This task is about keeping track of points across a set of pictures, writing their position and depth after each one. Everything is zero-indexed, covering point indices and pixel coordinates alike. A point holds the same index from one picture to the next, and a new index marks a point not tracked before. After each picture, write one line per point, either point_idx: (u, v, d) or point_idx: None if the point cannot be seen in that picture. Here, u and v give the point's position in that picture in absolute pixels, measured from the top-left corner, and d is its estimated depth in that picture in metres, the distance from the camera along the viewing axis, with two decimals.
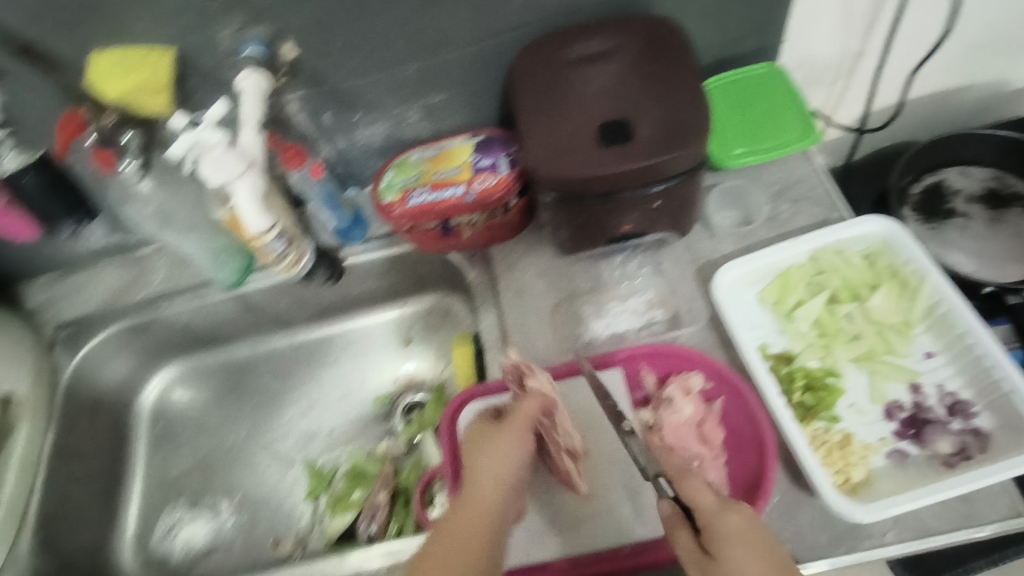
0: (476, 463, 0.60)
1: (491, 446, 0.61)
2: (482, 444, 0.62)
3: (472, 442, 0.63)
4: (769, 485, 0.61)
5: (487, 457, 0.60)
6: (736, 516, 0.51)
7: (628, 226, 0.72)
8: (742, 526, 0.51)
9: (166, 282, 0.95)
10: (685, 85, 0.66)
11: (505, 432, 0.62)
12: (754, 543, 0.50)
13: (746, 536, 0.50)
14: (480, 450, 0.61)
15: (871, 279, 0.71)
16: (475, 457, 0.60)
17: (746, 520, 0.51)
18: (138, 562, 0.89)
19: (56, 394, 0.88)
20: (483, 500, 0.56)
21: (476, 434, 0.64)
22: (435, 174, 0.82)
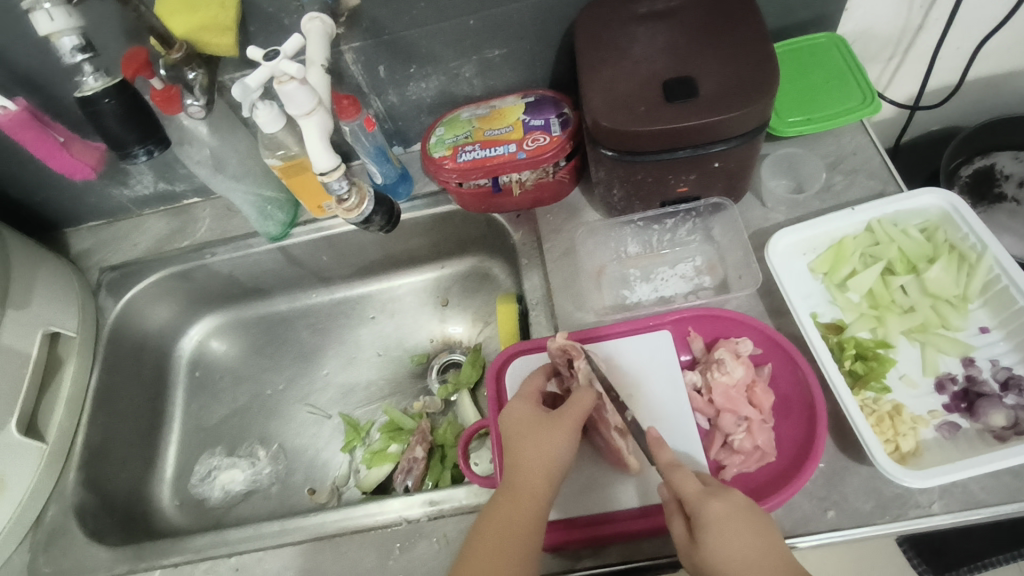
0: (523, 457, 0.58)
1: (538, 440, 0.59)
2: (530, 434, 0.60)
3: (517, 429, 0.61)
4: (820, 447, 0.61)
5: (535, 452, 0.58)
6: (716, 502, 0.55)
7: (683, 188, 0.72)
8: (723, 514, 0.54)
9: (212, 230, 0.97)
10: (753, 43, 0.65)
11: (554, 427, 0.59)
12: (731, 529, 0.53)
13: (726, 523, 0.54)
14: (526, 442, 0.59)
15: (928, 251, 0.70)
16: (524, 451, 0.59)
17: (725, 507, 0.54)
18: (175, 504, 0.91)
19: (101, 335, 0.91)
20: (532, 495, 0.57)
21: (520, 419, 0.61)
22: (486, 132, 0.82)
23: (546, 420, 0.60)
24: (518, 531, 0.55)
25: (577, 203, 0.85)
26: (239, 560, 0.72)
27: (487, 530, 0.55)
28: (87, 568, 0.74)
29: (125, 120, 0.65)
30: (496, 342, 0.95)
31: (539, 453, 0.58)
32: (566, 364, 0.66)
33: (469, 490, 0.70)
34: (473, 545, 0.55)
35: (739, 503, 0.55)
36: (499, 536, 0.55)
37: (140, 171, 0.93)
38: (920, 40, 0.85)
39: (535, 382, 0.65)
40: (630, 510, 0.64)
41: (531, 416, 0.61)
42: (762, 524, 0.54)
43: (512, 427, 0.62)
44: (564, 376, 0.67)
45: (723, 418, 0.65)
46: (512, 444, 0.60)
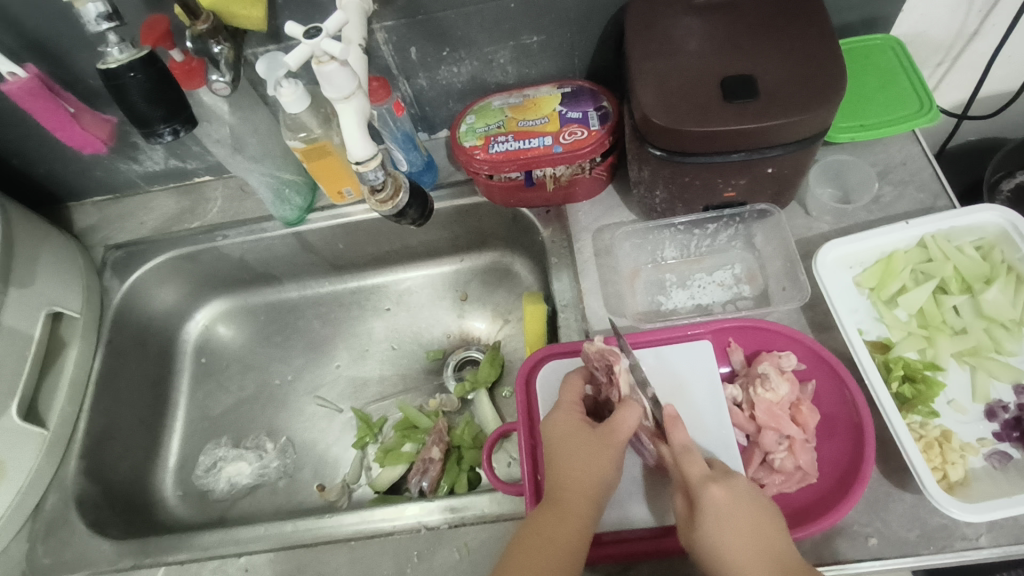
0: (568, 474, 0.56)
1: (584, 457, 0.56)
2: (575, 450, 0.57)
3: (561, 445, 0.58)
4: (867, 470, 0.59)
5: (580, 468, 0.56)
6: (716, 489, 0.54)
7: (730, 193, 0.69)
8: (725, 500, 0.53)
9: (224, 212, 0.93)
10: (818, 44, 0.61)
11: (600, 443, 0.57)
12: (729, 515, 0.53)
13: (728, 510, 0.53)
14: (572, 461, 0.56)
15: (984, 271, 0.67)
16: (569, 472, 0.56)
17: (726, 493, 0.54)
18: (178, 495, 0.87)
19: (105, 317, 0.87)
20: (575, 518, 0.54)
21: (564, 433, 0.58)
22: (519, 122, 0.78)
23: (592, 436, 0.57)
24: (559, 549, 0.52)
25: (610, 202, 0.82)
26: (248, 560, 0.69)
27: (526, 548, 0.52)
28: (89, 561, 0.71)
29: (151, 96, 0.61)
30: (516, 341, 0.92)
31: (585, 471, 0.56)
32: (603, 369, 0.62)
33: (492, 498, 0.68)
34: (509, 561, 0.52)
35: (741, 492, 0.54)
36: (539, 552, 0.52)
37: (151, 147, 0.88)
38: (976, 48, 0.82)
39: (576, 387, 0.63)
40: (652, 529, 0.61)
41: (575, 430, 0.58)
42: (764, 518, 0.53)
43: (553, 442, 0.59)
44: (601, 382, 0.63)
45: (764, 436, 0.62)
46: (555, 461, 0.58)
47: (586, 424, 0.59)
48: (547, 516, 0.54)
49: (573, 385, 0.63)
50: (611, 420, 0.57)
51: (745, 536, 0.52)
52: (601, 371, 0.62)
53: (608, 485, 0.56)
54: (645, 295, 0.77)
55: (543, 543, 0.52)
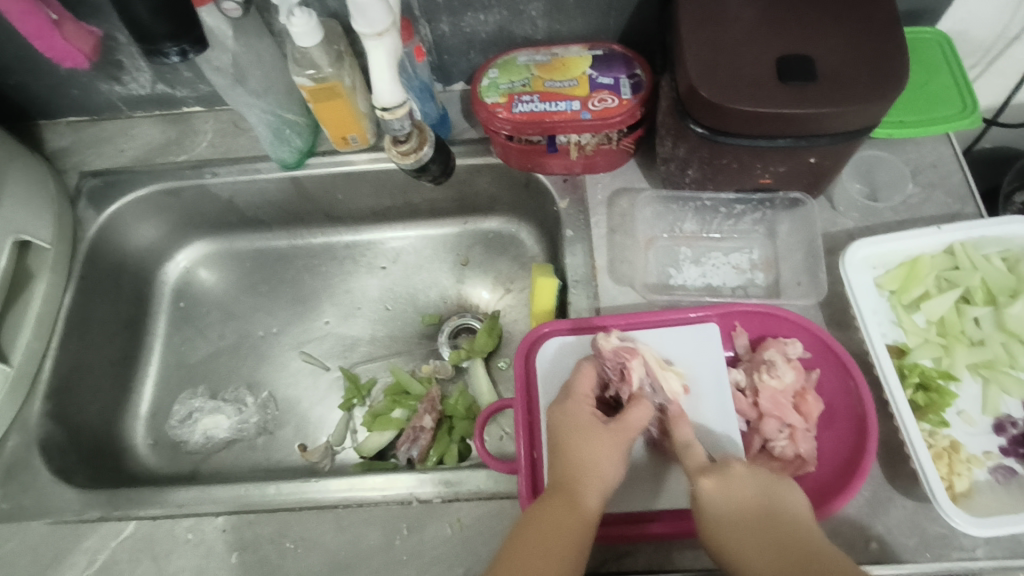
0: (575, 467, 0.53)
1: (594, 450, 0.54)
2: (586, 436, 0.55)
3: (569, 438, 0.55)
4: (867, 463, 0.58)
5: (591, 462, 0.53)
6: (707, 480, 0.52)
7: (766, 179, 0.66)
8: (715, 490, 0.51)
9: (214, 147, 0.86)
10: (884, 32, 0.58)
11: (613, 439, 0.55)
12: (725, 508, 0.51)
13: (723, 503, 0.51)
14: (581, 454, 0.54)
15: (1011, 285, 0.66)
16: (576, 464, 0.54)
17: (718, 483, 0.52)
18: (149, 444, 0.83)
19: (77, 251, 0.80)
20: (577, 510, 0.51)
21: (575, 417, 0.57)
22: (546, 82, 0.73)
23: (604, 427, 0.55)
24: (570, 531, 0.50)
25: (632, 176, 0.78)
26: (226, 520, 0.65)
27: (534, 528, 0.50)
28: (52, 509, 0.67)
29: (157, 8, 0.54)
30: (517, 313, 0.88)
31: (596, 465, 0.53)
32: (617, 370, 0.61)
33: (489, 475, 0.65)
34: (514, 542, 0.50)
35: (733, 479, 0.52)
36: (547, 532, 0.50)
37: (138, 68, 0.81)
38: (1018, 53, 0.79)
39: (587, 377, 0.60)
40: (661, 513, 0.59)
41: (588, 418, 0.56)
42: (763, 516, 0.50)
43: (560, 433, 0.56)
44: (610, 381, 0.61)
45: (766, 423, 0.61)
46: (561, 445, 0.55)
47: (596, 418, 0.57)
48: (547, 507, 0.52)
49: (585, 377, 0.60)
50: (625, 417, 0.56)
51: (747, 529, 0.49)
52: (614, 372, 0.61)
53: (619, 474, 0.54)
54: (656, 263, 0.76)
55: (550, 522, 0.50)
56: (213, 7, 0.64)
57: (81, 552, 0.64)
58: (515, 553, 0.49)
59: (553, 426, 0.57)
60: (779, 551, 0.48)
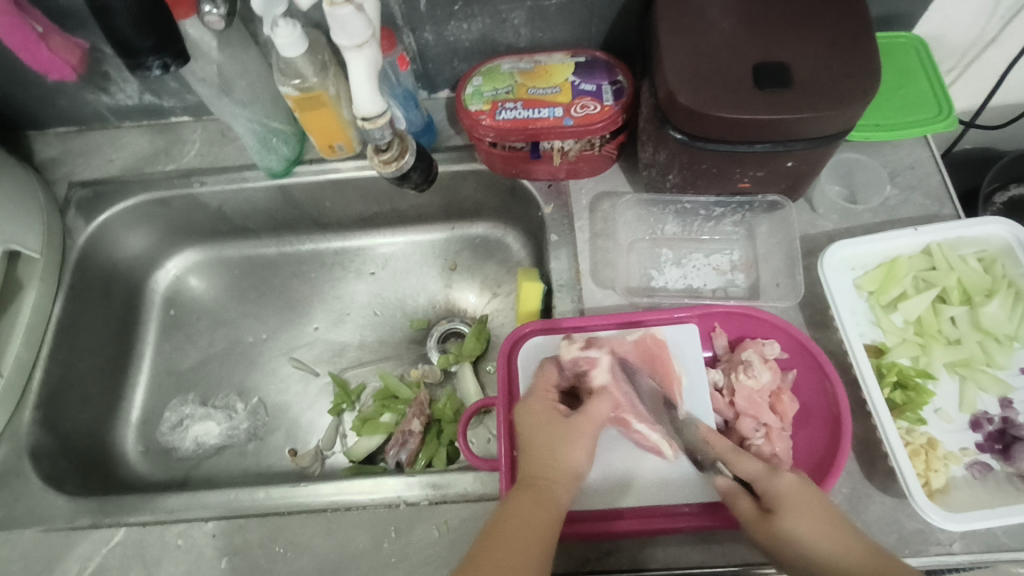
0: (540, 463, 0.54)
1: (556, 446, 0.55)
2: (563, 433, 0.55)
3: (531, 433, 0.56)
4: (841, 461, 0.59)
5: (554, 457, 0.54)
6: (790, 476, 0.53)
7: (745, 183, 0.67)
8: (796, 485, 0.53)
9: (203, 157, 0.87)
10: (858, 37, 0.59)
11: (575, 432, 0.56)
12: (809, 501, 0.51)
13: (803, 494, 0.52)
14: (543, 449, 0.55)
15: (987, 284, 0.67)
16: (538, 457, 0.54)
17: (799, 479, 0.53)
18: (140, 451, 0.84)
19: (66, 260, 0.81)
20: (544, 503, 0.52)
21: (548, 414, 0.57)
22: (530, 89, 0.74)
23: (578, 418, 0.56)
24: (544, 525, 0.51)
25: (616, 181, 0.79)
26: (216, 526, 0.66)
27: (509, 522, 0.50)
28: (43, 517, 0.68)
29: (139, 23, 0.55)
30: (504, 316, 0.89)
31: (557, 459, 0.54)
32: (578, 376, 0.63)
33: (476, 477, 0.66)
34: (489, 533, 0.50)
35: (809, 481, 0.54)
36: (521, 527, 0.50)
37: (124, 79, 0.81)
38: (991, 55, 0.81)
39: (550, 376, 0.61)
40: (640, 510, 0.61)
41: (560, 415, 0.57)
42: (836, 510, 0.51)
43: (525, 429, 0.57)
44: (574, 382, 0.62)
45: (742, 423, 0.62)
46: (535, 441, 0.56)
47: (559, 412, 0.57)
48: (514, 500, 0.52)
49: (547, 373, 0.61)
50: (588, 408, 0.57)
51: (831, 526, 0.50)
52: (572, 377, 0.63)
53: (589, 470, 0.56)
54: (638, 266, 0.77)
55: (526, 517, 0.51)
56: (197, 20, 0.65)
57: (73, 559, 0.65)
58: (494, 541, 0.49)
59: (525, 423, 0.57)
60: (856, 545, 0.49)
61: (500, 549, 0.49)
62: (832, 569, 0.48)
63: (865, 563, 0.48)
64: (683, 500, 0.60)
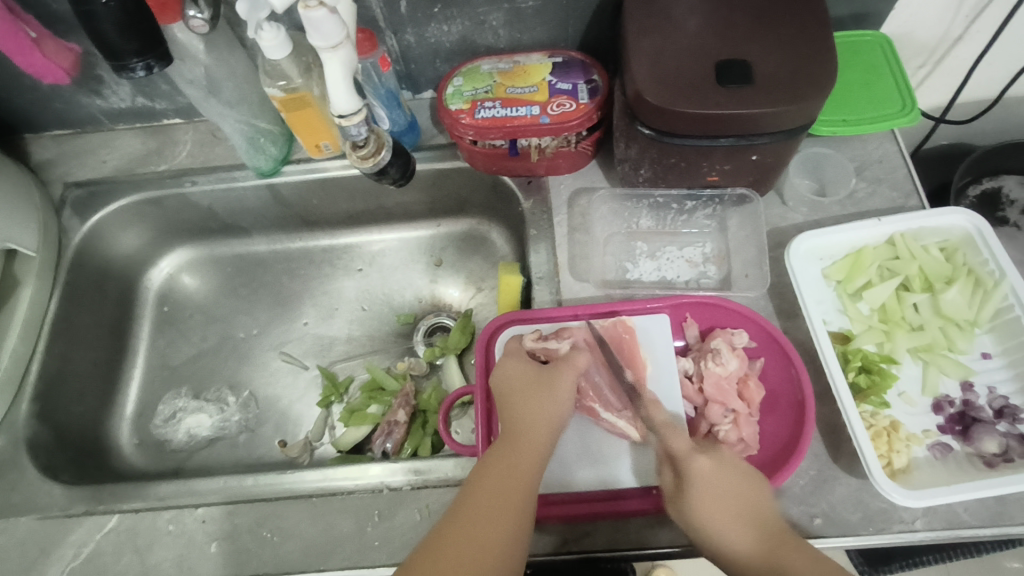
0: (522, 418, 0.58)
1: (535, 403, 0.59)
2: (539, 381, 0.60)
3: (513, 389, 0.60)
4: (804, 444, 0.62)
5: (535, 411, 0.58)
6: (704, 459, 0.55)
7: (714, 176, 0.69)
8: (709, 467, 0.55)
9: (193, 157, 0.89)
10: (817, 35, 0.62)
11: (555, 386, 0.60)
12: (719, 484, 0.53)
13: (715, 474, 0.54)
14: (524, 403, 0.59)
15: (947, 272, 0.70)
16: (521, 410, 0.58)
17: (714, 462, 0.55)
18: (134, 444, 0.86)
19: (62, 258, 0.83)
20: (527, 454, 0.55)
21: (521, 369, 0.62)
22: (507, 88, 0.77)
23: (549, 368, 0.62)
24: (531, 463, 0.55)
25: (593, 177, 0.82)
26: (206, 512, 0.68)
27: (499, 462, 0.54)
28: (39, 505, 0.70)
29: (124, 26, 0.58)
30: (488, 310, 0.91)
31: (539, 413, 0.58)
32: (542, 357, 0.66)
33: (457, 463, 0.68)
34: (478, 476, 0.54)
35: (730, 461, 0.55)
36: (509, 465, 0.54)
37: (117, 82, 0.84)
38: (956, 53, 0.83)
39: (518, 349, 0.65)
40: (617, 492, 0.63)
41: (532, 368, 0.62)
42: (749, 491, 0.53)
43: (506, 389, 0.61)
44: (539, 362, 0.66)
45: (710, 408, 0.65)
46: (516, 392, 0.60)
47: (535, 371, 0.61)
48: (498, 454, 0.55)
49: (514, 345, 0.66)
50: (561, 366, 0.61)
51: (733, 506, 0.52)
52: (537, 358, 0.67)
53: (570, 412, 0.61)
54: (614, 259, 0.79)
55: (513, 458, 0.55)
56: (181, 24, 0.67)
57: (67, 546, 0.67)
58: (476, 496, 0.52)
59: (501, 380, 0.62)
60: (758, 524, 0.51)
61: (485, 497, 0.52)
62: (725, 548, 0.50)
63: (756, 546, 0.50)
64: (654, 483, 0.63)
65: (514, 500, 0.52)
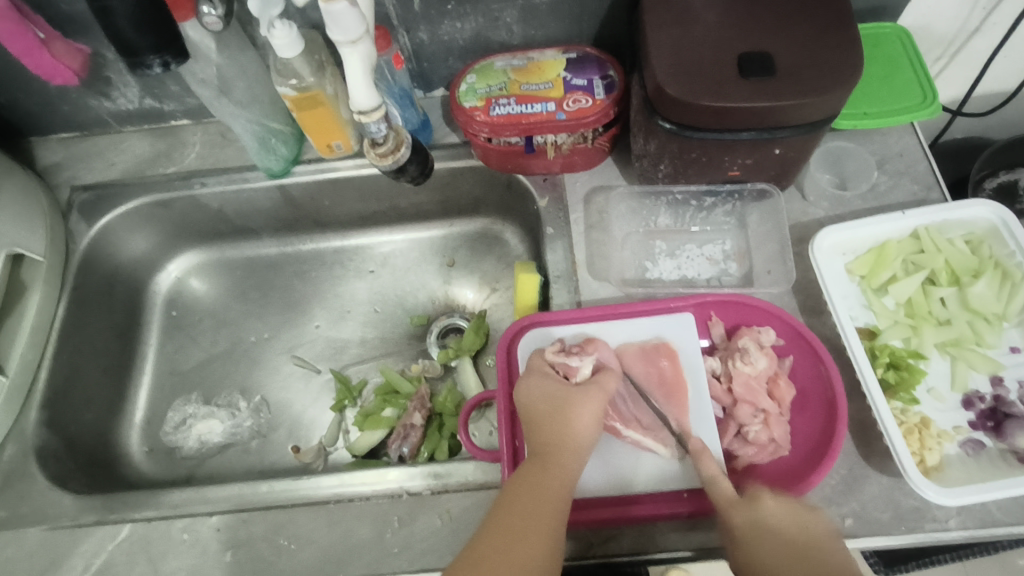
0: (550, 435, 0.57)
1: (563, 423, 0.57)
2: (565, 402, 0.59)
3: (538, 406, 0.59)
4: (837, 444, 0.60)
5: (563, 428, 0.57)
6: (738, 515, 0.53)
7: (734, 171, 0.68)
8: (747, 525, 0.52)
9: (203, 158, 0.88)
10: (840, 25, 0.61)
11: (583, 402, 0.59)
12: (761, 539, 0.51)
13: (760, 532, 0.51)
14: (551, 421, 0.58)
15: (973, 265, 0.69)
16: (546, 428, 0.57)
17: (749, 518, 0.52)
18: (145, 451, 0.84)
19: (69, 263, 0.82)
20: (555, 472, 0.54)
21: (547, 389, 0.60)
22: (522, 85, 0.76)
23: (576, 390, 0.60)
24: (562, 481, 0.54)
25: (609, 174, 0.81)
26: (220, 519, 0.66)
27: (529, 482, 0.53)
28: (48, 514, 0.68)
29: (140, 23, 0.57)
30: (502, 311, 0.90)
31: (566, 430, 0.57)
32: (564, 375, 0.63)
33: (477, 466, 0.67)
34: (509, 495, 0.53)
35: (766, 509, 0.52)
36: (539, 484, 0.53)
37: (126, 83, 0.83)
38: (973, 45, 0.82)
39: (541, 375, 0.62)
40: (644, 494, 0.61)
41: (560, 388, 0.60)
42: (794, 534, 0.50)
43: (530, 405, 0.60)
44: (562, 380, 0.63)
45: (740, 409, 0.64)
46: (541, 411, 0.59)
47: (562, 388, 0.60)
48: (528, 473, 0.54)
49: (540, 367, 0.63)
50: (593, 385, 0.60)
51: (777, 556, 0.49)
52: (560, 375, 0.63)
53: (597, 433, 0.59)
54: (633, 258, 0.78)
55: (542, 477, 0.54)
56: (195, 21, 0.66)
57: (79, 556, 0.66)
58: (505, 518, 0.51)
59: (527, 401, 0.60)
60: (798, 560, 0.49)
61: (515, 515, 0.51)
62: None
63: None
64: (683, 486, 0.61)
65: (543, 514, 0.51)
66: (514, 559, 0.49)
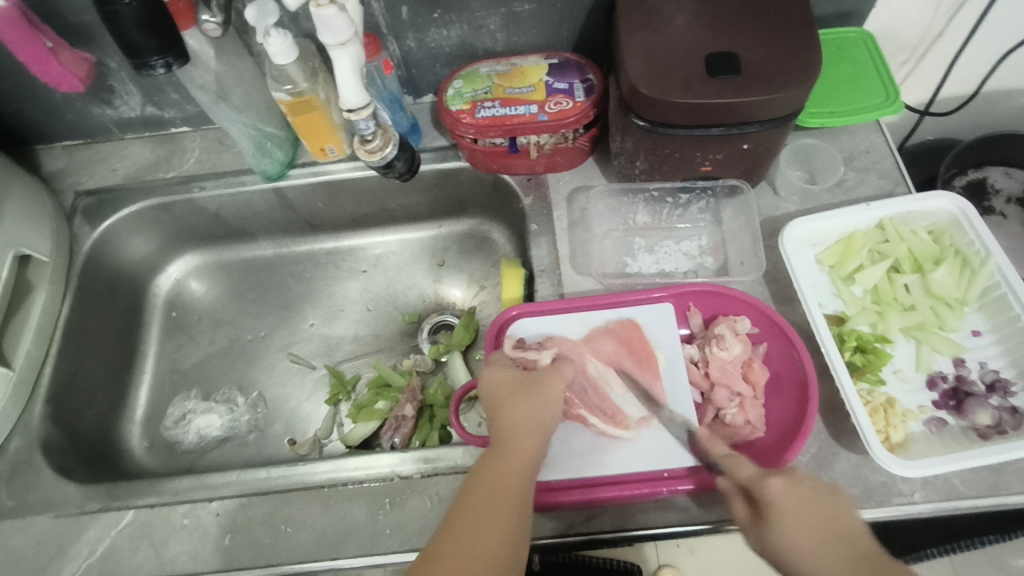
0: (513, 418, 0.58)
1: (522, 406, 0.59)
2: (527, 386, 0.62)
3: (500, 392, 0.61)
4: (809, 424, 0.63)
5: (524, 411, 0.59)
6: (775, 479, 0.49)
7: (707, 166, 0.72)
8: (788, 486, 0.48)
9: (201, 163, 0.92)
10: (801, 27, 0.65)
11: (541, 387, 0.61)
12: (801, 505, 0.47)
13: (802, 497, 0.47)
14: (511, 404, 0.60)
15: (935, 253, 0.72)
16: (508, 411, 0.59)
17: (789, 482, 0.48)
18: (145, 446, 0.87)
19: (73, 264, 0.85)
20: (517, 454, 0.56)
21: (507, 375, 0.63)
22: (507, 89, 0.80)
23: (536, 374, 0.63)
24: (524, 464, 0.55)
25: (590, 173, 0.84)
26: (220, 505, 0.69)
27: (490, 475, 0.54)
28: (54, 503, 0.71)
29: (144, 27, 0.61)
30: (490, 307, 0.93)
31: (527, 412, 0.59)
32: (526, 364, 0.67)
33: (465, 451, 0.69)
34: (475, 478, 0.55)
35: (805, 480, 0.49)
36: (503, 473, 0.54)
37: (128, 92, 0.87)
38: (937, 48, 0.86)
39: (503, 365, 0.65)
40: (619, 476, 0.64)
41: (516, 373, 0.63)
42: (832, 509, 0.47)
43: (494, 392, 0.62)
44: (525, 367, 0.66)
45: (717, 393, 0.67)
46: (503, 397, 0.61)
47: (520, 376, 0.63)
48: (491, 459, 0.56)
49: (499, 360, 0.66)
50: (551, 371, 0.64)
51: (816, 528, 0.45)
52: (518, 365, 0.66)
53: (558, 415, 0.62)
54: (614, 253, 0.81)
55: (506, 460, 0.55)
56: (196, 30, 0.71)
57: (84, 542, 0.68)
58: (470, 500, 0.53)
59: (491, 387, 0.63)
60: (842, 543, 0.45)
61: (481, 495, 0.53)
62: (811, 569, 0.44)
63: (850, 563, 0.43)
64: (664, 465, 0.63)
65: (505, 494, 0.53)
66: (479, 540, 0.50)
